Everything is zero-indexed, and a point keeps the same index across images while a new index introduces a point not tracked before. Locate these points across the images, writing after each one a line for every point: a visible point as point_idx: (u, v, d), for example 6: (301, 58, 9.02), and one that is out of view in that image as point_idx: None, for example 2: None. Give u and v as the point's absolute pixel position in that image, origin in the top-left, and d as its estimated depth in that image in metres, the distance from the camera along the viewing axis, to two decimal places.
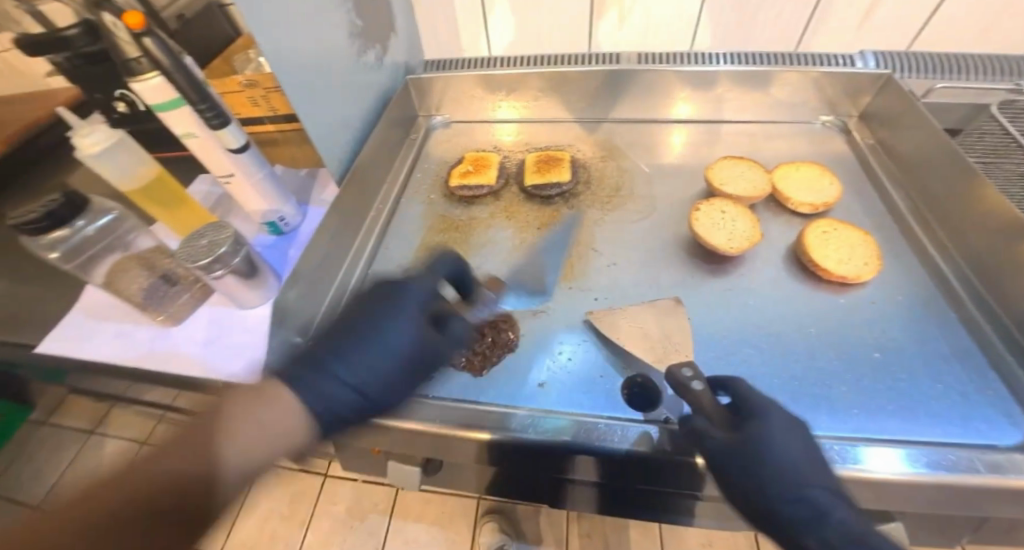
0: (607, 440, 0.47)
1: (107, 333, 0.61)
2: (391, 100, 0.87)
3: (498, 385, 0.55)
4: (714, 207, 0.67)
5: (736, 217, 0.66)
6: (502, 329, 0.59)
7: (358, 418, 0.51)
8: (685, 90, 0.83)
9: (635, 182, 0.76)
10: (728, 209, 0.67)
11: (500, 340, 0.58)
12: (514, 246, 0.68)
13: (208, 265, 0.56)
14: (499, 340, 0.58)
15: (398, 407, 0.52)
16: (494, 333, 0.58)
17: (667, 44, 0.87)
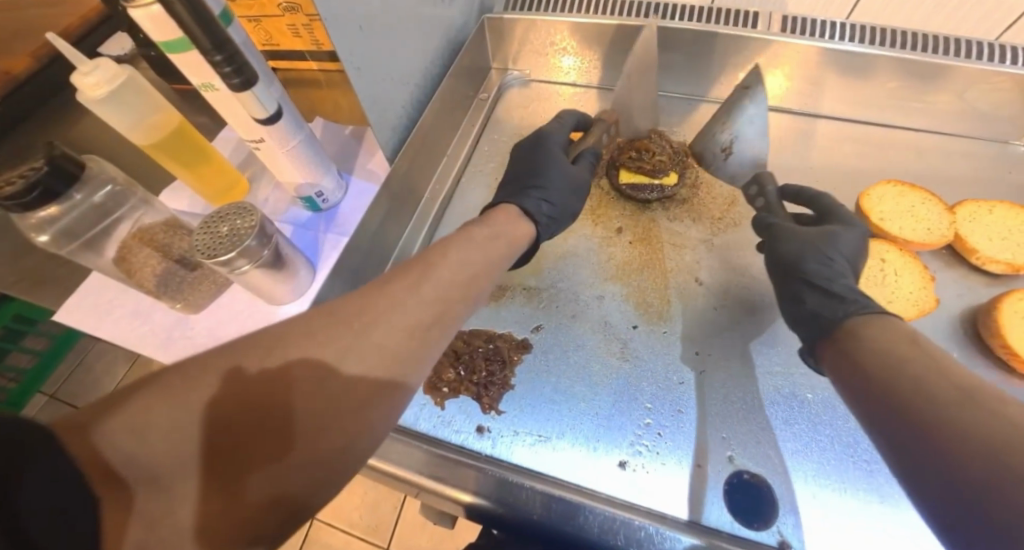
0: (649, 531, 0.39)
1: (125, 314, 0.53)
2: (462, 45, 0.70)
3: (566, 459, 0.44)
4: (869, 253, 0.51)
5: (900, 269, 0.50)
6: (508, 371, 0.48)
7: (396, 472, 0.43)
8: (836, 78, 0.63)
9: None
10: (890, 257, 0.51)
11: (504, 375, 0.48)
12: (598, 262, 0.55)
13: (228, 260, 0.46)
14: (503, 377, 0.48)
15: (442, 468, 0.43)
16: (503, 373, 0.48)
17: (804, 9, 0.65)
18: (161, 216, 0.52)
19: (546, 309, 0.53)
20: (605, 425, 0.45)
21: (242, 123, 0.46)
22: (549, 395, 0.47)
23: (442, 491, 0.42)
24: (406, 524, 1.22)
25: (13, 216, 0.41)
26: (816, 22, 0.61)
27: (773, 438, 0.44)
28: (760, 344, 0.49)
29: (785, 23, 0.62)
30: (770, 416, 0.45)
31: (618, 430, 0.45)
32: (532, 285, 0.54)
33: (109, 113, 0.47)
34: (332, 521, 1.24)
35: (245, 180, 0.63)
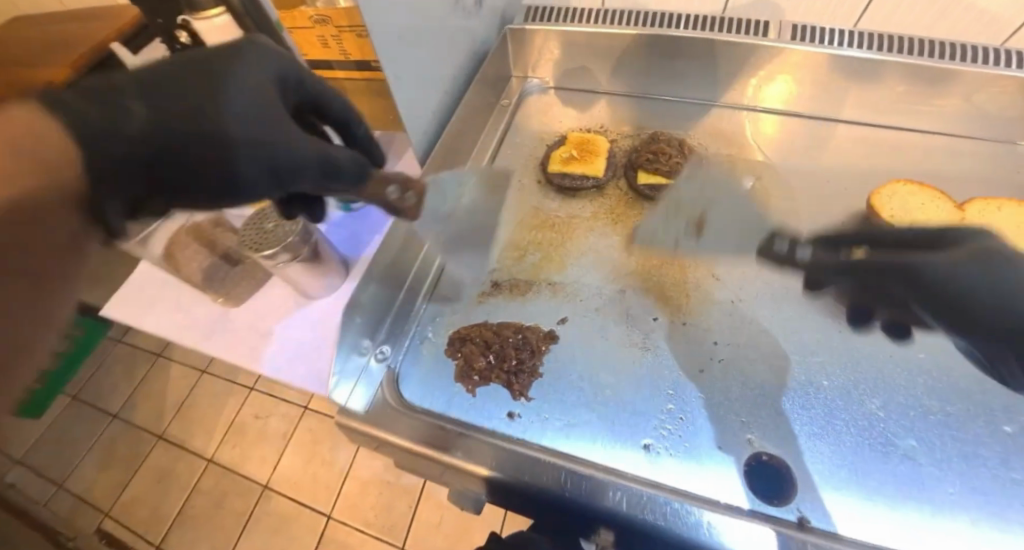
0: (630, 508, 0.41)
1: (170, 307, 0.56)
2: (484, 55, 0.73)
3: (592, 441, 0.46)
4: None
5: None
6: (534, 359, 0.51)
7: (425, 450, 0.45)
8: (843, 82, 0.66)
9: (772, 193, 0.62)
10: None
11: (532, 363, 0.50)
12: (618, 259, 0.58)
13: (272, 254, 0.49)
14: (530, 365, 0.50)
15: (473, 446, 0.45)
16: (530, 361, 0.50)
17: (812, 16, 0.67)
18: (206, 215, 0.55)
19: (569, 302, 0.55)
20: (629, 410, 0.47)
21: None
22: (574, 382, 0.50)
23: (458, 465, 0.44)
24: (421, 523, 1.24)
25: None
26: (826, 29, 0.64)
27: (790, 423, 0.46)
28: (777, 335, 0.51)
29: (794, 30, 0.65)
30: (788, 404, 0.47)
31: (641, 414, 0.47)
32: (556, 280, 0.57)
33: None
34: (348, 519, 1.27)
35: None
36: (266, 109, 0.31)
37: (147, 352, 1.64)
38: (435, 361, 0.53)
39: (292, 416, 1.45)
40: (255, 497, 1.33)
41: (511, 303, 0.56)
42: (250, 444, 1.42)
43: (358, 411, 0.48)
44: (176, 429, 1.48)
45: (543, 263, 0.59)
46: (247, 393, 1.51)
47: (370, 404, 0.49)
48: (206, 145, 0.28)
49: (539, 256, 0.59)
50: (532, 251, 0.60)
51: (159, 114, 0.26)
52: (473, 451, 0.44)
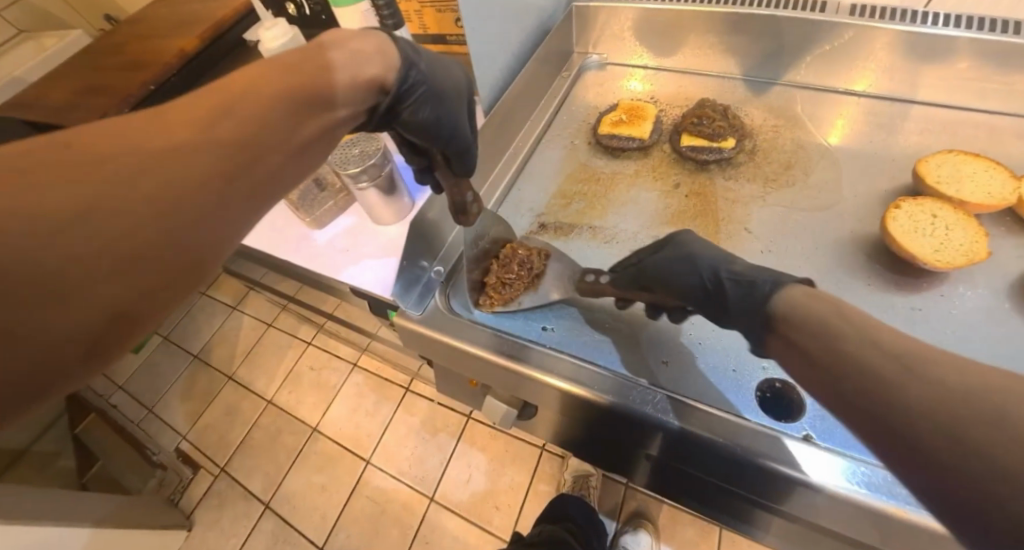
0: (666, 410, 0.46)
1: (268, 224, 0.68)
2: (549, 31, 0.81)
3: (617, 353, 0.52)
4: (922, 208, 0.55)
5: (951, 224, 0.54)
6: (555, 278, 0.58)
7: (468, 345, 0.53)
8: (900, 61, 0.67)
9: (815, 162, 0.64)
10: (941, 215, 0.54)
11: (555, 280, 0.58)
12: (656, 210, 0.63)
13: (356, 174, 0.58)
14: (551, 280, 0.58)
15: (511, 347, 0.52)
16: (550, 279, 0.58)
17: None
18: None
19: (606, 244, 0.61)
20: (655, 333, 0.53)
21: None
22: (607, 307, 0.56)
23: (494, 358, 0.52)
24: (449, 479, 1.32)
25: None
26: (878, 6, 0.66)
27: None
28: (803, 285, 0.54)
29: (854, 9, 0.68)
30: None
31: (665, 336, 0.52)
32: (596, 225, 0.62)
33: None
34: (385, 466, 1.38)
35: None
36: (462, 95, 0.47)
37: (226, 302, 1.84)
38: None
39: (343, 370, 1.58)
40: (306, 436, 1.47)
41: (554, 242, 0.63)
42: (305, 390, 1.57)
43: (413, 315, 0.56)
44: (243, 371, 1.65)
45: (586, 210, 0.64)
46: (306, 345, 1.65)
47: (425, 311, 0.57)
48: (431, 97, 0.42)
49: (583, 204, 0.65)
50: (577, 199, 0.66)
51: (428, 71, 0.42)
52: (512, 348, 0.52)
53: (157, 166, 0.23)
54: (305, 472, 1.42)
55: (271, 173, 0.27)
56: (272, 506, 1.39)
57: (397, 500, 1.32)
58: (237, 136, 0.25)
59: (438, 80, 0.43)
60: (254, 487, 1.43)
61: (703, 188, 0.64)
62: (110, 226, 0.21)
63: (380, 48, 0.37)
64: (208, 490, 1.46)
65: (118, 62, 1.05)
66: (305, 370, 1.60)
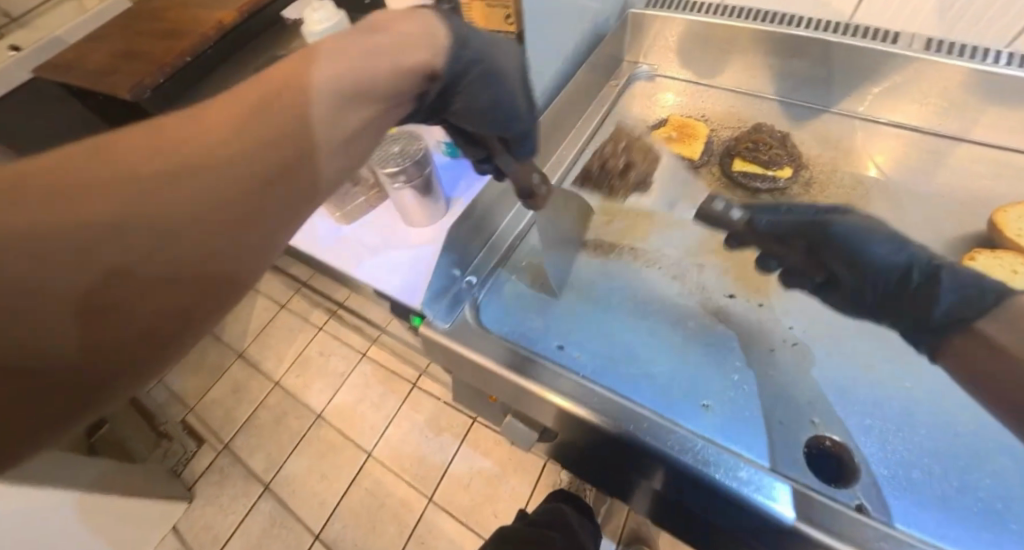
0: (711, 463, 0.41)
1: None
2: (601, 38, 0.77)
3: (654, 390, 0.48)
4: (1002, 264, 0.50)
5: None
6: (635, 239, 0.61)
7: (489, 363, 0.49)
8: (978, 100, 0.62)
9: (880, 198, 0.61)
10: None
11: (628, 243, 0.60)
12: (702, 236, 0.59)
13: (392, 174, 0.56)
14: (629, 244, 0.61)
15: (536, 370, 0.49)
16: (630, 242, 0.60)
17: (959, 30, 0.61)
18: None
19: (648, 268, 0.58)
20: (698, 375, 0.49)
21: None
22: (646, 340, 0.52)
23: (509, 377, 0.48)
24: (448, 481, 1.30)
25: None
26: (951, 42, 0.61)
27: (862, 415, 0.45)
28: (861, 331, 0.50)
29: (929, 42, 0.62)
30: (859, 395, 0.46)
31: (707, 377, 0.48)
32: (638, 246, 0.59)
33: None
34: (387, 460, 1.37)
35: None
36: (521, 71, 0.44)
37: None
38: (513, 297, 0.57)
39: (352, 359, 1.57)
40: (310, 421, 1.47)
41: (593, 261, 0.59)
42: (312, 375, 1.56)
43: (440, 326, 0.53)
44: (253, 349, 1.65)
45: (627, 230, 0.62)
46: (317, 330, 1.65)
47: (452, 323, 0.54)
48: (489, 75, 0.40)
49: (625, 224, 0.62)
50: (619, 218, 0.63)
51: (485, 46, 0.39)
52: (532, 369, 0.49)
53: (232, 171, 0.22)
54: (306, 458, 1.42)
55: (336, 175, 0.27)
56: (271, 488, 1.39)
57: (396, 495, 1.31)
58: (293, 134, 0.24)
59: (493, 57, 0.40)
60: (255, 467, 1.43)
61: (757, 215, 0.60)
62: (161, 232, 0.20)
63: (438, 26, 0.34)
64: (210, 464, 1.47)
65: (156, 30, 1.03)
66: (314, 355, 1.59)
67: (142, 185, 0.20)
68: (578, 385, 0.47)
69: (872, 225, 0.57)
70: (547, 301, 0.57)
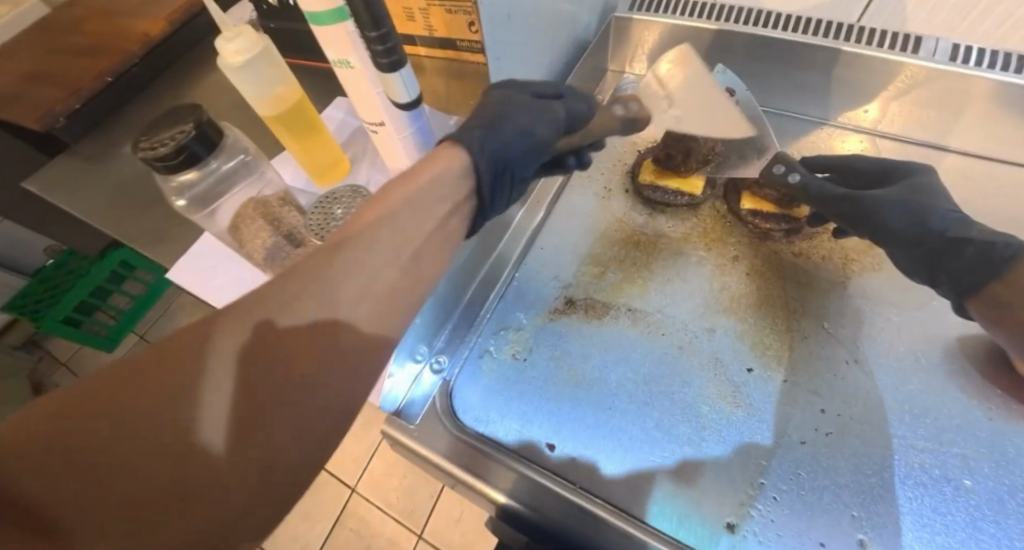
0: None
1: (228, 280, 0.54)
2: (583, 45, 0.66)
3: (662, 504, 0.41)
4: None
5: None
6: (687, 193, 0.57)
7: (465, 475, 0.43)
8: (1011, 116, 0.54)
9: (931, 172, 0.47)
10: None
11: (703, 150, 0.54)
12: (710, 291, 0.51)
13: None
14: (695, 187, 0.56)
15: (519, 482, 0.43)
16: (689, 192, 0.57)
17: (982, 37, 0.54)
18: (277, 191, 0.52)
19: (651, 335, 0.49)
20: (714, 480, 0.41)
21: (368, 105, 0.45)
22: (651, 432, 0.44)
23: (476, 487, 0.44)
24: (438, 515, 1.23)
25: (159, 177, 0.44)
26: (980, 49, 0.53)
27: (912, 528, 0.38)
28: (903, 408, 0.43)
29: (957, 51, 0.53)
30: (908, 499, 0.39)
31: (726, 482, 0.41)
32: (637, 307, 0.51)
33: (242, 80, 0.47)
34: (371, 496, 1.28)
35: (347, 161, 0.62)
36: (546, 142, 0.38)
37: None
38: (492, 378, 0.49)
39: None
40: None
41: (585, 327, 0.50)
42: None
43: (408, 425, 0.46)
44: None
45: (623, 284, 0.53)
46: None
47: (421, 419, 0.47)
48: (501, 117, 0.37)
49: (620, 276, 0.53)
50: (613, 269, 0.54)
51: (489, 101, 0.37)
52: (508, 478, 0.43)
53: (225, 387, 0.23)
54: None
55: (340, 336, 0.27)
56: None
57: (384, 534, 1.23)
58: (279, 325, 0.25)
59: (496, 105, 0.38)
60: None
61: (769, 262, 0.53)
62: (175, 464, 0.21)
63: (461, 161, 0.33)
64: None
65: (36, 35, 0.84)
66: None
67: (146, 432, 0.21)
68: (570, 501, 0.42)
69: (915, 193, 0.44)
70: (533, 386, 0.48)
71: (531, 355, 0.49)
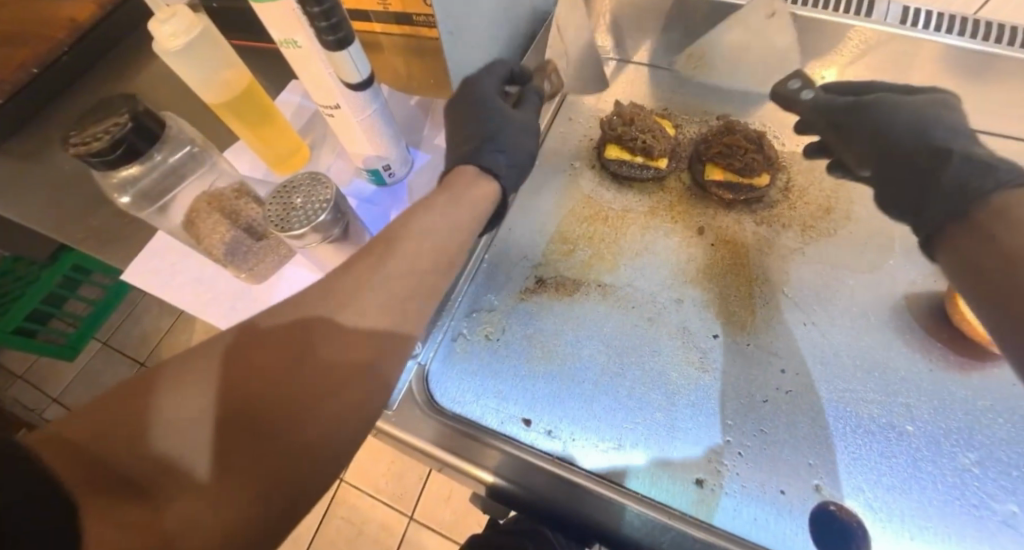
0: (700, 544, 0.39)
1: (188, 278, 0.52)
2: (542, 18, 0.64)
3: (638, 467, 0.42)
4: None
5: None
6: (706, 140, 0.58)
7: (444, 457, 0.44)
8: (952, 78, 0.56)
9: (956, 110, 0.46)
10: None
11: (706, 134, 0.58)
12: (677, 262, 0.52)
13: (300, 234, 0.42)
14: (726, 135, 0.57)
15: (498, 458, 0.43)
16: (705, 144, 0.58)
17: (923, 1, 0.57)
18: (232, 182, 0.51)
19: (620, 308, 0.50)
20: (683, 443, 0.43)
21: (320, 87, 0.43)
22: (622, 400, 0.45)
23: (460, 466, 0.43)
24: (429, 496, 1.25)
25: (97, 176, 0.42)
26: (922, 11, 0.55)
27: (866, 472, 0.40)
28: (856, 362, 0.45)
29: (907, 13, 0.55)
30: (860, 446, 0.41)
31: (695, 443, 0.43)
32: (607, 282, 0.52)
33: (181, 64, 0.43)
34: (360, 484, 1.29)
35: (307, 147, 0.60)
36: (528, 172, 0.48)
37: None
38: (466, 361, 0.49)
39: None
40: None
41: (556, 304, 0.51)
42: None
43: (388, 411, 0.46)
44: None
45: (593, 260, 0.53)
46: None
47: (397, 405, 0.46)
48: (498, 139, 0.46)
49: (589, 252, 0.54)
50: (582, 245, 0.54)
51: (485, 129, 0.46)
52: (488, 457, 0.44)
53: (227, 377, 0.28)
54: None
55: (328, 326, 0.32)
56: None
57: (375, 520, 1.25)
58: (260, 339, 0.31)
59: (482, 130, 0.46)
60: None
61: (732, 231, 0.54)
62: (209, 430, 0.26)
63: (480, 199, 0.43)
64: None
65: None
66: None
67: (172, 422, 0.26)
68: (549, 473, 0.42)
69: (928, 108, 0.46)
70: (507, 365, 0.48)
71: (504, 335, 0.50)
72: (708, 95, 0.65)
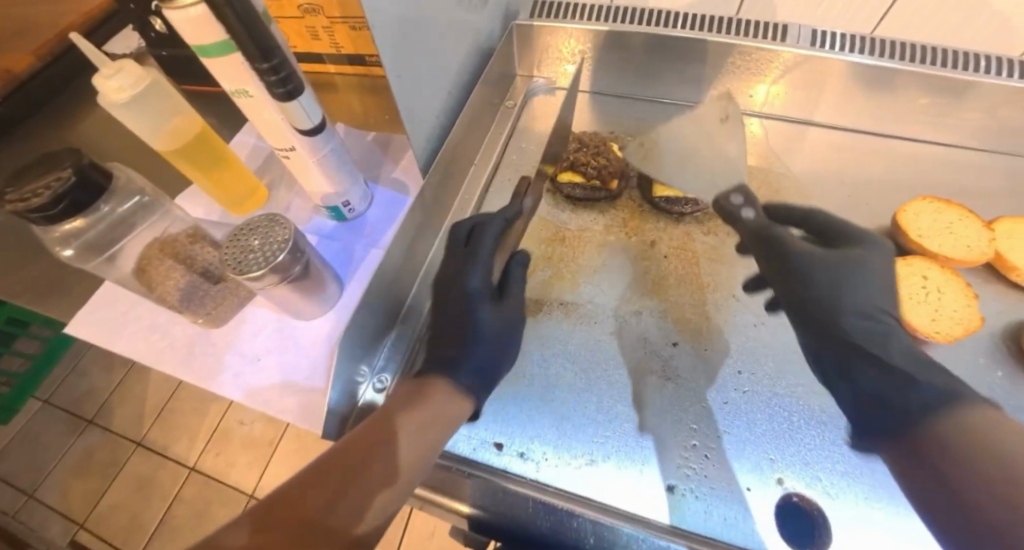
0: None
1: (141, 327, 0.50)
2: (490, 53, 0.68)
3: (611, 478, 0.43)
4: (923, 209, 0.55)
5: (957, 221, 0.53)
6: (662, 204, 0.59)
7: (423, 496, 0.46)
8: (859, 91, 0.63)
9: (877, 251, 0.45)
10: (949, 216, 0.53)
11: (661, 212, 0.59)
12: (634, 276, 0.55)
13: (259, 277, 0.42)
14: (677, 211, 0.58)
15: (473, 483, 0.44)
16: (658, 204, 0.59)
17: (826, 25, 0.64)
18: (185, 227, 0.50)
19: (582, 324, 0.52)
20: (652, 450, 0.44)
21: (273, 131, 0.44)
22: (592, 414, 0.46)
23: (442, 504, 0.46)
24: (413, 536, 1.21)
25: (38, 230, 0.41)
26: (827, 33, 0.60)
27: (821, 460, 0.42)
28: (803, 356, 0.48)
29: (817, 36, 0.60)
30: (813, 437, 0.44)
31: (664, 450, 0.44)
32: (568, 300, 0.53)
33: (128, 115, 0.43)
34: None
35: (263, 187, 0.60)
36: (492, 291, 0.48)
37: None
38: None
39: None
40: None
41: None
42: None
43: None
44: None
45: (553, 279, 0.55)
46: None
47: None
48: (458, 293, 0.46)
49: (549, 272, 0.56)
50: (542, 266, 0.56)
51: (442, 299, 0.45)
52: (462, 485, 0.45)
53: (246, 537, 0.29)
54: None
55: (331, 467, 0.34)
56: None
57: None
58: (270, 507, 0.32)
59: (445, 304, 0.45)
60: None
61: (682, 242, 0.57)
62: None
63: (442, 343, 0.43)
64: None
65: None
66: None
67: None
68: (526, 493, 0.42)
69: (836, 267, 0.45)
70: None
71: None
72: (648, 116, 0.69)
